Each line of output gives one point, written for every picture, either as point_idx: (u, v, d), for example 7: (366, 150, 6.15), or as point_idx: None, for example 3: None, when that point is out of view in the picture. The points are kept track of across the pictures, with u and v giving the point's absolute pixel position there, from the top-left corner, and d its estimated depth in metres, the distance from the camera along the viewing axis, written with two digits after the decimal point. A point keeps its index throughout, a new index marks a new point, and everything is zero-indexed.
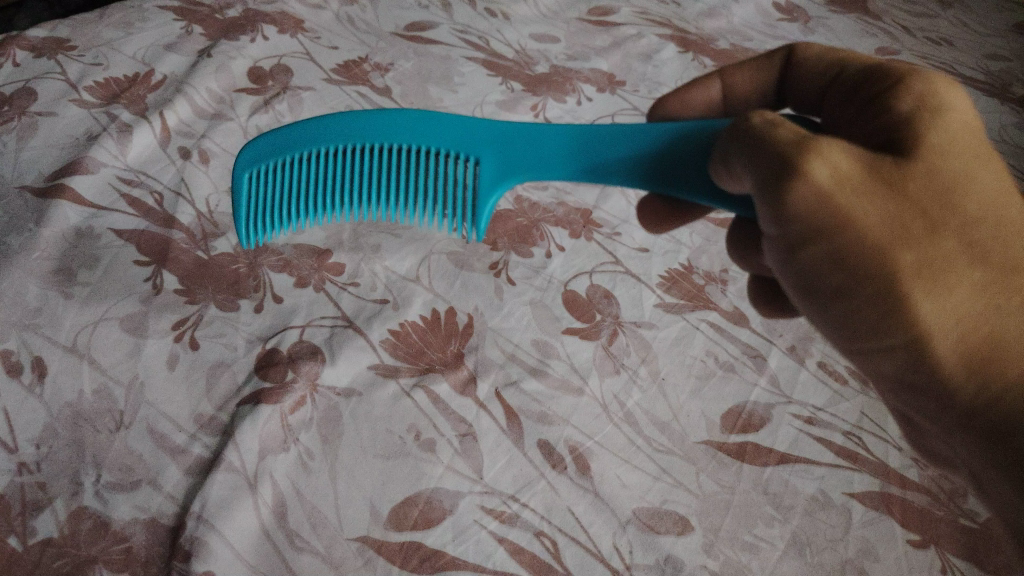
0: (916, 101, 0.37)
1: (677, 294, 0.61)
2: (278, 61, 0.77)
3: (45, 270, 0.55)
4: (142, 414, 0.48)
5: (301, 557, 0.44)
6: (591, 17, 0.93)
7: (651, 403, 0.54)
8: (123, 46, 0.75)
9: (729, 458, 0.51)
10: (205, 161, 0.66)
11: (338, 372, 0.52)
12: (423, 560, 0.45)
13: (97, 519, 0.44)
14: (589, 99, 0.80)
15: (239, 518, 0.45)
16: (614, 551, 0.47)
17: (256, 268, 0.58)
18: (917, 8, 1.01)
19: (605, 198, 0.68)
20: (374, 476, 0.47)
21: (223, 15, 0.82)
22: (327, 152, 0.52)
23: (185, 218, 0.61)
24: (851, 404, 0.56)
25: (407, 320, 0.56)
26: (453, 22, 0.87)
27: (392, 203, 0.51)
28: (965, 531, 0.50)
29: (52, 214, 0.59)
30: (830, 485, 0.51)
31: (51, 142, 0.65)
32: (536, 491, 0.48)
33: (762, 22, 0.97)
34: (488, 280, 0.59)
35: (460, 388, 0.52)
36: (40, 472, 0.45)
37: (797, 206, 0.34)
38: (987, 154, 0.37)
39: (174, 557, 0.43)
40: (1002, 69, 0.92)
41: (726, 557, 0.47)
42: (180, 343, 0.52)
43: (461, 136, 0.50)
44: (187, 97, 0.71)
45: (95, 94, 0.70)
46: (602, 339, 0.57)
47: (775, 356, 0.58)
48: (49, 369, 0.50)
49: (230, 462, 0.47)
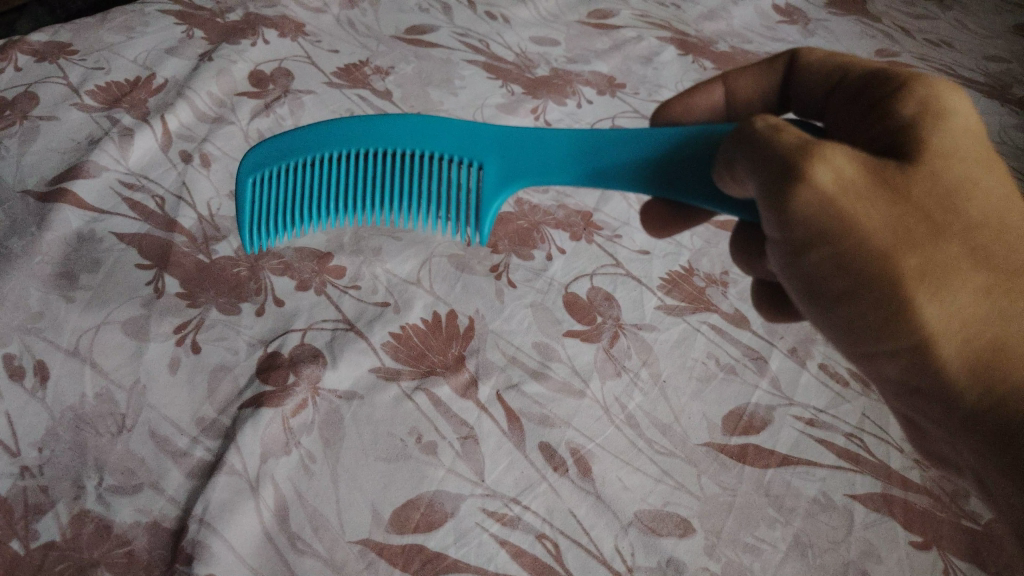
0: (917, 106, 0.37)
1: (678, 296, 0.61)
2: (279, 65, 0.77)
3: (47, 274, 0.55)
4: (144, 418, 0.48)
5: (303, 560, 0.44)
6: (591, 20, 0.93)
7: (652, 405, 0.54)
8: (123, 50, 0.75)
9: (730, 460, 0.51)
10: (206, 165, 0.67)
11: (339, 375, 0.52)
12: (425, 562, 0.45)
13: (99, 523, 0.44)
14: (589, 101, 0.80)
15: (241, 521, 0.45)
16: (616, 553, 0.47)
17: (257, 271, 0.58)
18: (916, 10, 1.02)
19: (605, 201, 0.68)
20: (376, 479, 0.47)
21: (224, 19, 0.82)
22: (330, 157, 0.52)
23: (187, 221, 0.61)
24: (852, 406, 0.56)
25: (408, 323, 0.56)
26: (454, 25, 0.88)
27: (395, 208, 0.51)
28: (968, 532, 0.50)
29: (54, 218, 0.59)
30: (831, 486, 0.51)
31: (52, 147, 0.65)
32: (538, 493, 0.48)
33: (762, 25, 0.97)
34: (489, 283, 0.60)
35: (461, 391, 0.52)
36: (42, 475, 0.45)
37: (801, 211, 0.34)
38: (989, 158, 0.37)
39: (176, 560, 0.43)
40: (1002, 70, 0.92)
41: (728, 559, 0.47)
42: (182, 346, 0.52)
43: (464, 141, 0.50)
44: (188, 101, 0.71)
45: (96, 99, 0.70)
46: (603, 342, 0.57)
47: (775, 357, 0.58)
48: (51, 373, 0.50)
49: (232, 465, 0.47)
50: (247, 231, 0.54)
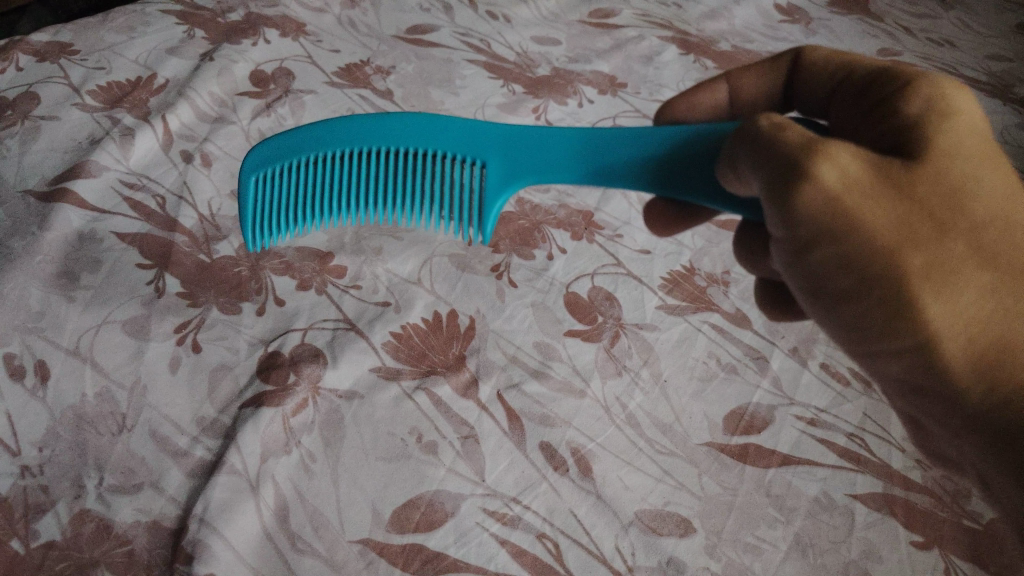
0: (923, 104, 0.37)
1: (679, 295, 0.61)
2: (280, 65, 0.78)
3: (48, 273, 0.55)
4: (144, 417, 0.48)
5: (303, 559, 0.44)
6: (592, 19, 0.93)
7: (653, 405, 0.54)
8: (125, 50, 0.75)
9: (731, 460, 0.51)
10: (207, 164, 0.67)
11: (339, 375, 0.52)
12: (425, 562, 0.45)
13: (100, 522, 0.44)
14: (590, 101, 0.80)
15: (241, 520, 0.45)
16: (616, 552, 0.47)
17: (258, 271, 0.58)
18: (919, 9, 1.01)
19: (606, 201, 0.68)
20: (376, 478, 0.47)
21: (225, 19, 0.82)
22: (333, 155, 0.52)
23: (188, 221, 0.61)
24: (854, 405, 0.56)
25: (409, 322, 0.56)
26: (455, 25, 0.88)
27: (397, 206, 0.51)
28: (970, 533, 0.50)
29: (55, 218, 0.59)
30: (833, 486, 0.51)
31: (54, 147, 0.65)
32: (538, 493, 0.48)
33: (764, 24, 0.97)
34: (490, 282, 0.60)
35: (461, 391, 0.52)
36: (43, 475, 0.45)
37: (805, 210, 0.34)
38: (994, 156, 0.37)
39: (176, 559, 0.43)
40: (1005, 69, 0.92)
41: (729, 559, 0.47)
42: (182, 346, 0.52)
43: (466, 139, 0.50)
44: (190, 101, 0.71)
45: (97, 98, 0.70)
46: (604, 341, 0.57)
47: (777, 357, 0.58)
48: (52, 372, 0.50)
49: (232, 465, 0.47)
50: (250, 230, 0.54)
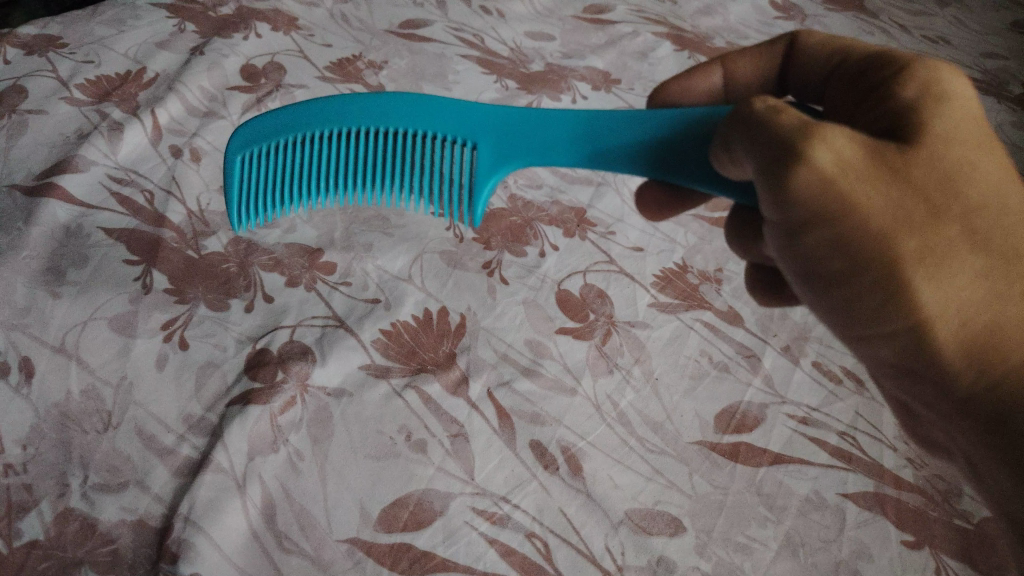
0: (919, 89, 0.37)
1: (671, 293, 0.61)
2: (271, 59, 0.77)
3: (34, 269, 0.55)
4: (130, 415, 0.48)
5: (291, 559, 0.43)
6: (587, 15, 0.93)
7: (644, 404, 0.53)
8: (114, 43, 0.75)
9: (723, 459, 0.51)
10: (197, 160, 0.66)
11: (329, 372, 0.52)
12: (412, 561, 0.44)
13: (84, 521, 0.43)
14: (584, 97, 0.80)
15: (227, 519, 0.44)
16: (605, 552, 0.46)
17: (247, 267, 0.58)
18: (915, 6, 1.01)
19: (599, 198, 0.68)
20: (364, 477, 0.47)
21: (216, 12, 0.81)
22: (321, 135, 0.51)
23: (176, 216, 0.61)
24: (845, 404, 0.55)
25: (399, 320, 0.56)
26: (448, 20, 0.87)
27: (386, 187, 0.51)
28: (960, 532, 0.49)
29: (41, 213, 0.58)
30: (823, 485, 0.50)
31: (41, 141, 0.65)
32: (528, 492, 0.48)
33: (759, 20, 0.96)
34: (481, 279, 0.59)
35: (452, 389, 0.52)
36: (27, 473, 0.45)
37: (800, 190, 0.32)
38: (989, 143, 0.37)
39: (162, 558, 0.43)
40: (1000, 67, 0.91)
41: (719, 558, 0.47)
42: (169, 342, 0.52)
43: (457, 120, 0.49)
44: (179, 96, 0.71)
45: (85, 92, 0.69)
46: (596, 339, 0.56)
47: (769, 355, 0.58)
48: (37, 369, 0.49)
49: (219, 463, 0.46)
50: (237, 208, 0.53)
